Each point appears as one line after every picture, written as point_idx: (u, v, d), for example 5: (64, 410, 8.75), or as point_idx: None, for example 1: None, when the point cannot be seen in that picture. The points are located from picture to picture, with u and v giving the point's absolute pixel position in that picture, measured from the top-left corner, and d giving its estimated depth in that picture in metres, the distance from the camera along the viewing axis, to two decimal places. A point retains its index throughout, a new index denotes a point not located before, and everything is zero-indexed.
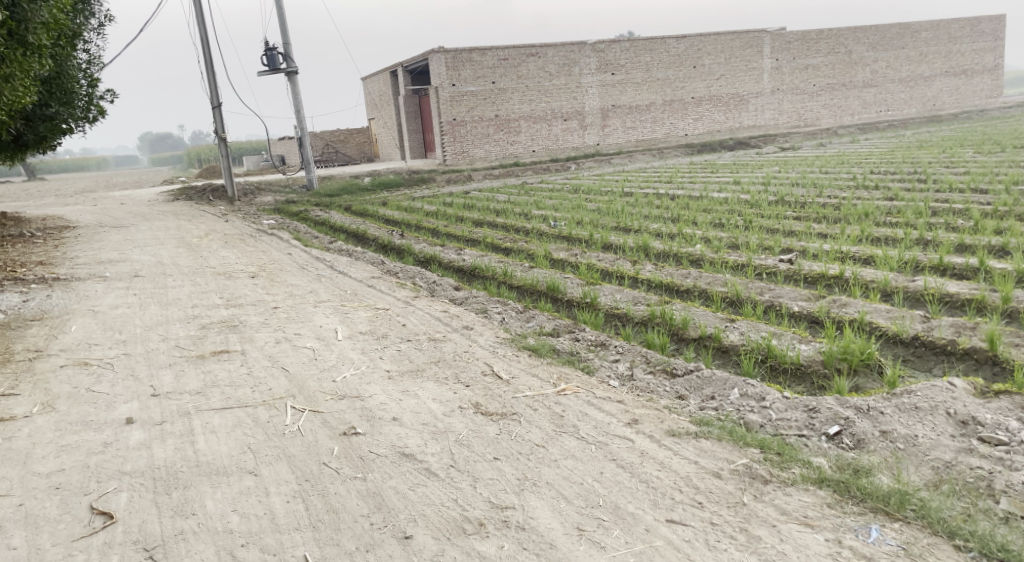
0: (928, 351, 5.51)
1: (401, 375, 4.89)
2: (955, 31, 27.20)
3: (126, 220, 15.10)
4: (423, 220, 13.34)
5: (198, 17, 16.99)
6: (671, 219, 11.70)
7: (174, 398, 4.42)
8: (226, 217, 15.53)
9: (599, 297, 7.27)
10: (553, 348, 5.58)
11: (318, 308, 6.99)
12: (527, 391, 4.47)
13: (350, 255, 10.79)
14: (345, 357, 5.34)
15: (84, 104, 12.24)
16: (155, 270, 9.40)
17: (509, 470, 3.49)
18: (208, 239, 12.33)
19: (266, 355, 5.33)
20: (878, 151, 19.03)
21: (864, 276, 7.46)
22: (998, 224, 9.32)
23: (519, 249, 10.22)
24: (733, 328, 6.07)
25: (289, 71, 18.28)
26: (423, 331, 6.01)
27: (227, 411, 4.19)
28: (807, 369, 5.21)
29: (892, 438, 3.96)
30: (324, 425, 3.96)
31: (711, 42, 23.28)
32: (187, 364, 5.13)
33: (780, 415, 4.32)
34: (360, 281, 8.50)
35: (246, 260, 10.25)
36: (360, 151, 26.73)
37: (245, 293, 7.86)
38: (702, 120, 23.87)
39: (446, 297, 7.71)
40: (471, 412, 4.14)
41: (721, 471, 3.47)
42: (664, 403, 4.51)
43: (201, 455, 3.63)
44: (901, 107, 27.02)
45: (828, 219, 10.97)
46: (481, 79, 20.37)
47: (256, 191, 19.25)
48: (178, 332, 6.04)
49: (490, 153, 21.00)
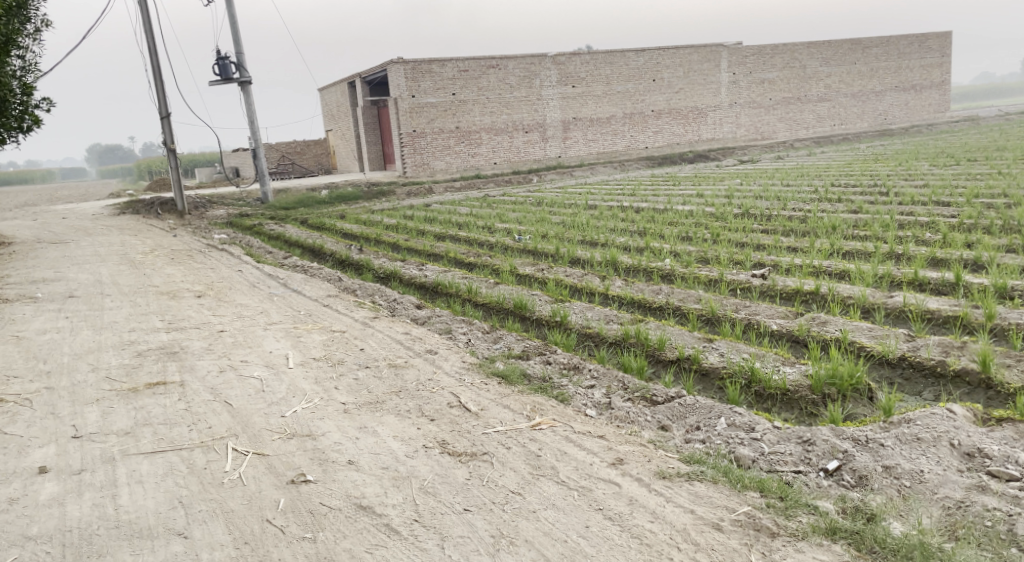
0: (917, 373, 5.22)
1: (359, 409, 4.43)
2: (904, 47, 27.61)
3: (67, 235, 14.40)
4: (383, 234, 12.89)
5: (146, 24, 16.36)
6: (638, 232, 11.43)
7: (99, 442, 3.99)
8: (175, 232, 14.88)
9: (570, 314, 6.91)
10: (524, 373, 5.18)
11: (268, 331, 6.49)
12: (498, 426, 4.05)
13: (305, 271, 10.27)
14: (296, 388, 4.87)
15: (18, 114, 11.54)
16: (92, 290, 8.81)
17: (482, 524, 3.08)
18: (153, 256, 11.72)
19: (206, 387, 4.86)
20: (835, 163, 19.06)
21: (842, 292, 7.20)
22: (967, 237, 9.17)
23: (483, 264, 9.82)
24: (712, 349, 5.73)
25: (243, 81, 17.73)
26: (382, 356, 5.56)
27: (159, 456, 3.76)
28: (795, 395, 4.86)
29: (896, 474, 3.63)
30: (270, 472, 3.53)
31: (669, 55, 23.24)
32: (118, 400, 4.65)
33: (773, 448, 3.97)
34: (315, 300, 8.01)
35: (192, 278, 9.69)
36: (317, 163, 26.12)
37: (189, 315, 7.32)
38: (661, 133, 23.78)
39: (407, 317, 7.27)
40: (436, 451, 3.72)
41: (722, 523, 3.10)
42: (647, 436, 4.14)
43: (124, 513, 3.21)
44: (854, 121, 27.26)
45: (796, 232, 10.77)
46: (441, 90, 19.91)
47: (208, 204, 18.57)
48: (110, 361, 5.52)
49: (451, 165, 20.56)
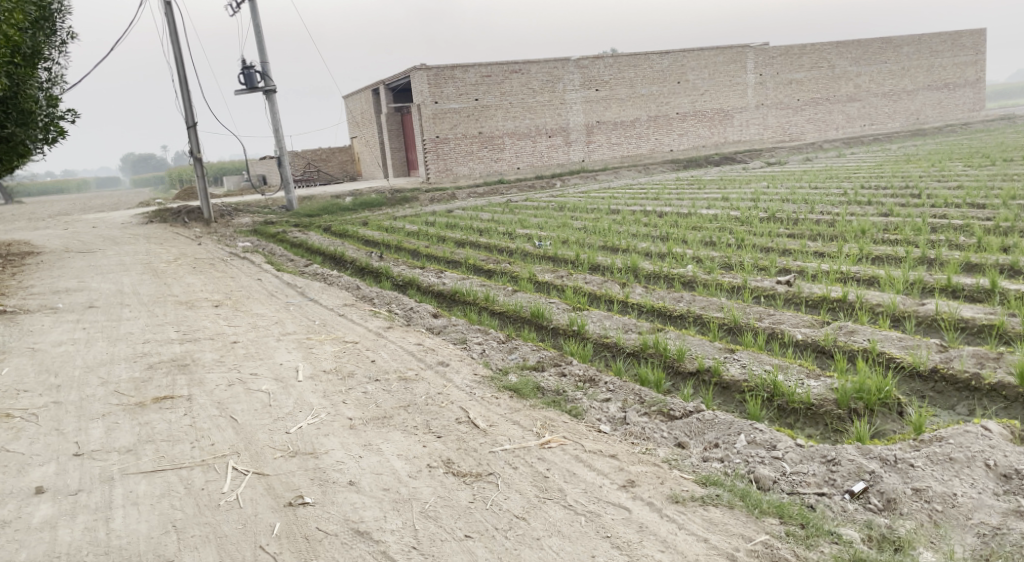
0: (949, 387, 4.99)
1: (365, 425, 4.30)
2: (936, 45, 27.07)
3: (94, 244, 14.51)
4: (404, 241, 12.81)
5: (172, 34, 16.47)
6: (661, 237, 11.22)
7: (99, 460, 3.90)
8: (200, 240, 14.93)
9: (587, 324, 6.74)
10: (537, 387, 5.03)
11: (281, 343, 6.39)
12: (507, 444, 3.90)
13: (325, 279, 10.21)
14: (304, 402, 4.76)
15: (44, 125, 11.61)
16: (113, 300, 8.80)
17: (483, 554, 2.96)
18: (176, 264, 11.74)
19: (213, 402, 4.76)
20: (866, 165, 18.67)
21: (871, 300, 6.95)
22: (1002, 241, 8.86)
23: (502, 271, 9.69)
24: (733, 360, 5.52)
25: (267, 89, 17.79)
26: (393, 368, 5.42)
27: (158, 474, 3.67)
28: (819, 410, 4.65)
29: (927, 498, 3.44)
30: (268, 493, 3.42)
31: (695, 57, 22.99)
32: (123, 415, 4.57)
33: (795, 468, 3.78)
34: (331, 309, 7.92)
35: (212, 287, 9.65)
36: (342, 170, 26.17)
37: (205, 325, 7.25)
38: (687, 136, 23.51)
39: (423, 326, 7.15)
40: (440, 471, 3.58)
41: (737, 554, 2.93)
42: (663, 454, 3.97)
43: (115, 537, 3.14)
44: (885, 121, 26.76)
45: (824, 237, 10.51)
46: (463, 96, 19.85)
47: (233, 212, 18.63)
48: (120, 374, 5.45)
49: (474, 170, 20.47)
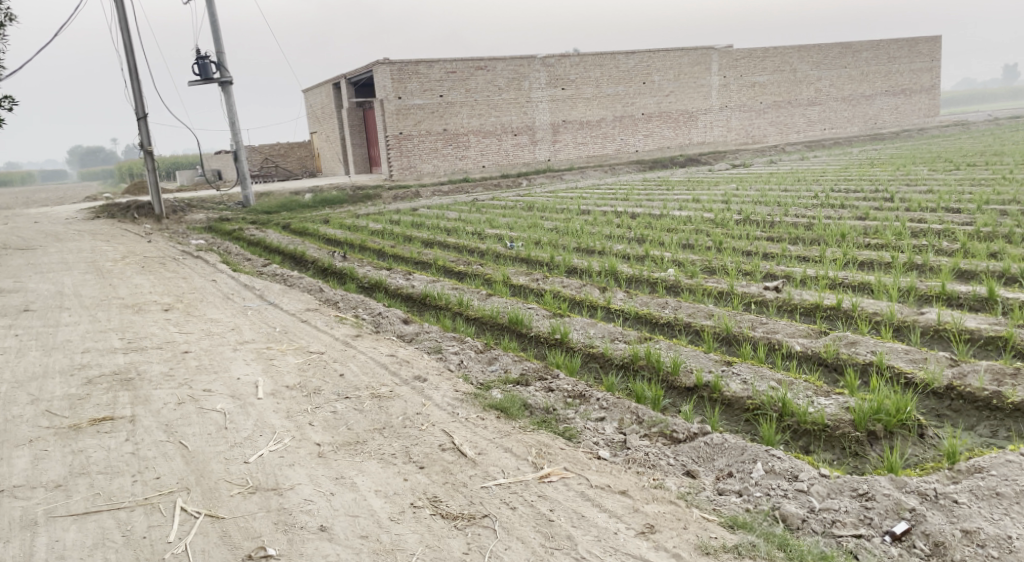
0: (968, 405, 4.63)
1: (336, 452, 3.79)
2: (894, 51, 27.21)
3: (37, 240, 13.65)
4: (368, 240, 12.24)
5: (122, 20, 15.62)
6: (636, 239, 10.82)
7: (21, 500, 3.36)
8: (151, 237, 14.17)
9: (571, 332, 6.29)
10: (525, 404, 4.55)
11: (237, 353, 5.80)
12: (500, 477, 3.49)
13: (285, 281, 9.61)
14: (264, 423, 4.21)
15: None
16: (51, 303, 8.09)
17: None
18: (124, 264, 11.00)
19: (160, 424, 4.19)
20: (831, 168, 18.50)
21: (867, 308, 6.60)
22: (988, 247, 8.61)
23: (474, 273, 9.20)
24: (733, 374, 5.08)
25: (224, 81, 17.06)
26: (364, 384, 4.89)
27: (91, 518, 3.20)
28: (836, 432, 4.25)
29: (980, 542, 3.05)
30: (223, 543, 3.04)
31: (660, 58, 22.73)
32: (55, 441, 3.98)
33: (825, 504, 3.36)
34: (293, 315, 7.33)
35: (161, 289, 8.95)
36: (301, 166, 25.39)
37: (153, 333, 6.61)
38: (652, 136, 23.22)
39: (393, 334, 6.62)
40: (427, 513, 3.22)
41: None
42: (675, 487, 3.52)
43: None
44: (845, 125, 26.76)
45: (803, 240, 10.19)
46: (428, 92, 19.28)
47: (187, 208, 17.82)
48: (54, 391, 4.83)
49: (439, 168, 19.90)
